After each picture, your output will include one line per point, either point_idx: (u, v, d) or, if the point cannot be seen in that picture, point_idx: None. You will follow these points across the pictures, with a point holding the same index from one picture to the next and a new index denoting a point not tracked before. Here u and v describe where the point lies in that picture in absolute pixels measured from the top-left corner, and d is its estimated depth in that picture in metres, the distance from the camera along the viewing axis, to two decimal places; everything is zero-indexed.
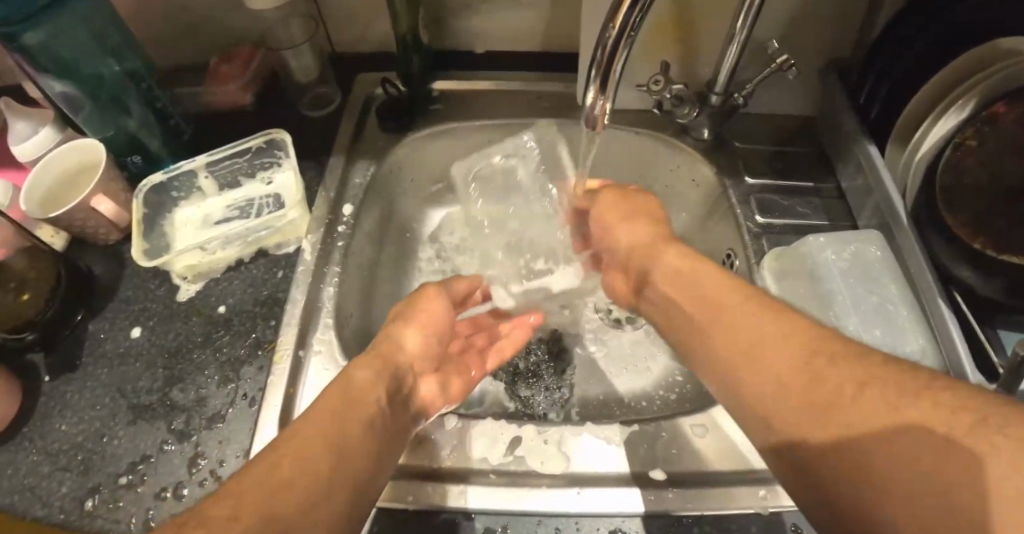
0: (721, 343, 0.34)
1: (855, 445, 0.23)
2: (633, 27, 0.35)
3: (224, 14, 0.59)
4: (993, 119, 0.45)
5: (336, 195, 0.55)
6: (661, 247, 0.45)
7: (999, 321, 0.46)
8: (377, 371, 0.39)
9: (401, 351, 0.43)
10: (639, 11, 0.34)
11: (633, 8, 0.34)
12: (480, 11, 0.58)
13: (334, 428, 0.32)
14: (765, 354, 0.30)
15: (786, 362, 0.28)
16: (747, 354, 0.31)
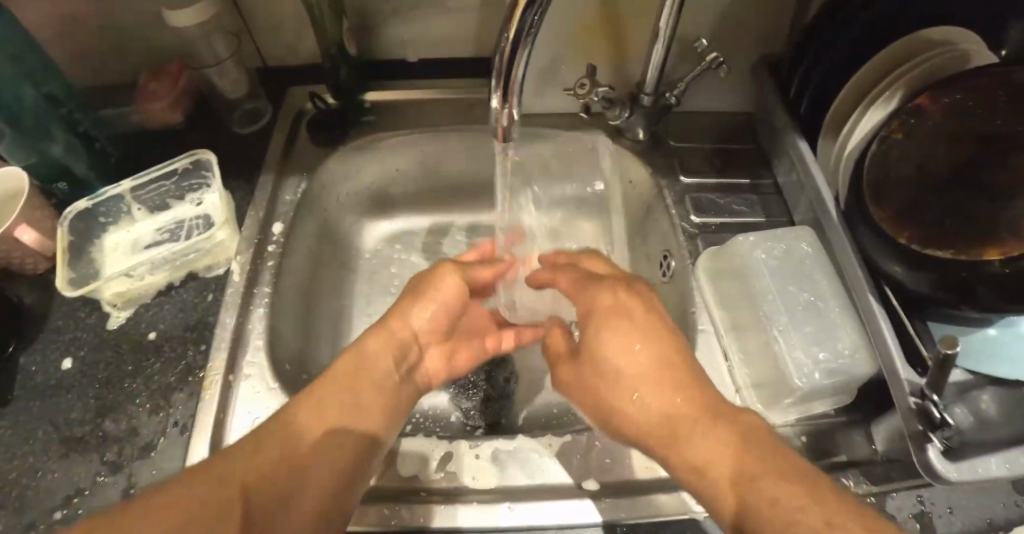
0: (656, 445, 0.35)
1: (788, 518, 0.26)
2: (532, 28, 0.34)
3: (146, 33, 0.58)
4: (918, 111, 0.45)
5: (266, 213, 0.54)
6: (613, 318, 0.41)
7: (930, 314, 0.46)
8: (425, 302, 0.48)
9: (407, 328, 0.46)
10: (537, 10, 0.33)
11: (530, 8, 0.32)
12: (407, 19, 0.57)
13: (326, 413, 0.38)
14: (698, 452, 0.32)
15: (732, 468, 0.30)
16: (709, 443, 0.32)
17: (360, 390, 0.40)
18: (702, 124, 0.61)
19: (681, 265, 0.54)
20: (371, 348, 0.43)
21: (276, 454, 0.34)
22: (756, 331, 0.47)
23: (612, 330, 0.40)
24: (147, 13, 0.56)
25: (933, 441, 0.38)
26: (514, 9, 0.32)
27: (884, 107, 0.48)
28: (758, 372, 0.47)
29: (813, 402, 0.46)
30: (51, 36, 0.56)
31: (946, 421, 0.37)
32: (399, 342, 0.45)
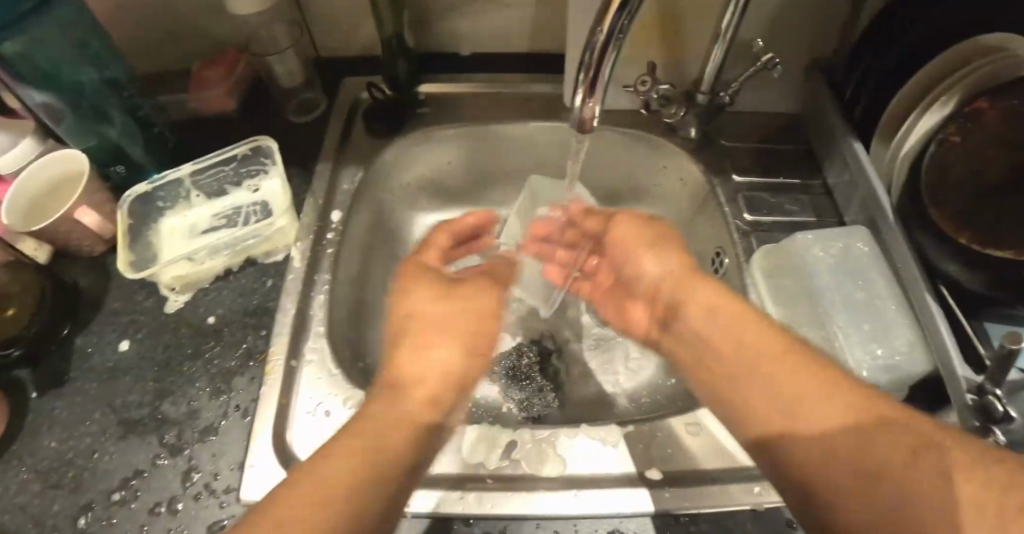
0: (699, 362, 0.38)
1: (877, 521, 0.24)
2: (621, 32, 0.35)
3: (205, 19, 0.58)
4: (975, 115, 0.46)
5: (324, 201, 0.54)
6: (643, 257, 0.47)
7: (986, 314, 0.46)
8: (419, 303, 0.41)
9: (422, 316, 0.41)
10: (626, 14, 0.34)
11: (621, 11, 0.34)
12: (467, 14, 0.58)
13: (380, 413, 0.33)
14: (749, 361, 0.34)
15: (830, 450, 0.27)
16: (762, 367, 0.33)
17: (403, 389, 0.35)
18: (752, 124, 0.62)
19: (735, 262, 0.55)
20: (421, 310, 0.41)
21: (354, 460, 0.29)
22: (814, 327, 0.49)
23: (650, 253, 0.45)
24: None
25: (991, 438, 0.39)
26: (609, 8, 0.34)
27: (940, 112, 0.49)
28: None
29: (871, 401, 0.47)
30: (112, 21, 0.57)
31: (1009, 416, 0.37)
32: (435, 370, 0.38)
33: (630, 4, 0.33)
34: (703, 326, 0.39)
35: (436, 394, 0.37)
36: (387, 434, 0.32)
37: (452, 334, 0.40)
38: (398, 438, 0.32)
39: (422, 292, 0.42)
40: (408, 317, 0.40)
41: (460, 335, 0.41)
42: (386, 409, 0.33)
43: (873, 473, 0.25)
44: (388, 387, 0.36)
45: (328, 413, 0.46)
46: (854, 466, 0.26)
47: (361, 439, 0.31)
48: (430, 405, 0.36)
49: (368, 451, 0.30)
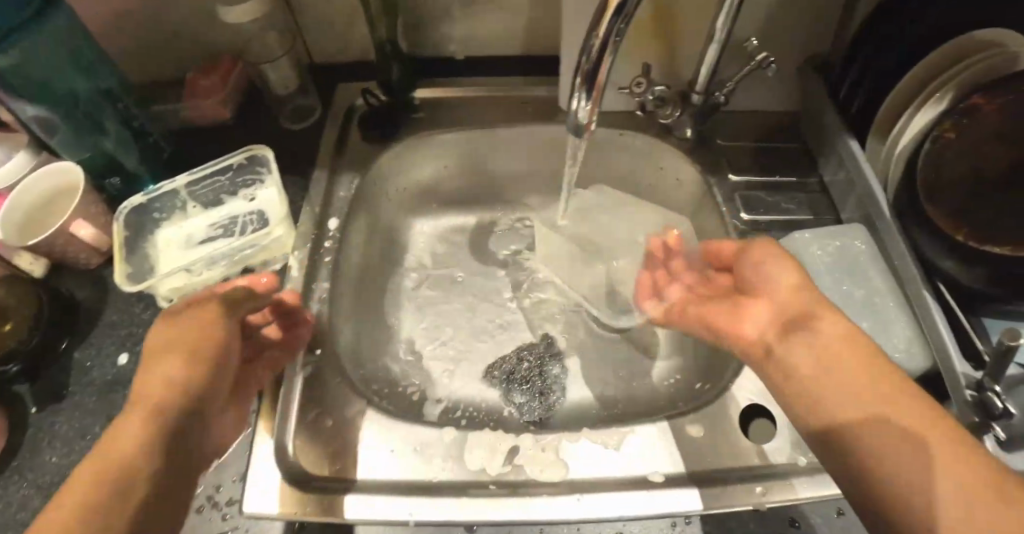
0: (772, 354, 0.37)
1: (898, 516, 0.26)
2: (617, 35, 0.35)
3: (198, 27, 0.58)
4: (971, 111, 0.46)
5: (321, 209, 0.54)
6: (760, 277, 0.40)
7: (982, 310, 0.47)
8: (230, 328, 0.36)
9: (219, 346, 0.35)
10: (624, 18, 0.34)
11: (618, 15, 0.34)
12: (461, 17, 0.57)
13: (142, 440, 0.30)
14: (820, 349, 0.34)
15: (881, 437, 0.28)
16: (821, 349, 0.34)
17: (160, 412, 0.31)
18: (749, 123, 0.62)
19: None
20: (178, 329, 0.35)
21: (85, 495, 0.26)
22: None
23: (771, 260, 0.39)
24: (199, 8, 0.56)
25: (991, 434, 0.40)
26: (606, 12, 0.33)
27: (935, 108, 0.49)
28: None
29: None
30: (103, 31, 0.56)
31: (1008, 412, 0.37)
32: (167, 384, 0.33)
33: (627, 8, 0.33)
34: (834, 345, 0.33)
35: (166, 405, 0.32)
36: (102, 488, 0.27)
37: (183, 349, 0.34)
38: (97, 481, 0.27)
39: (213, 335, 0.35)
40: (184, 336, 0.35)
41: (213, 341, 0.35)
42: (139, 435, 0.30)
43: (900, 451, 0.27)
44: (143, 423, 0.30)
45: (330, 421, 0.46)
46: (886, 436, 0.28)
47: (114, 470, 0.28)
48: (151, 420, 0.31)
49: (87, 501, 0.26)
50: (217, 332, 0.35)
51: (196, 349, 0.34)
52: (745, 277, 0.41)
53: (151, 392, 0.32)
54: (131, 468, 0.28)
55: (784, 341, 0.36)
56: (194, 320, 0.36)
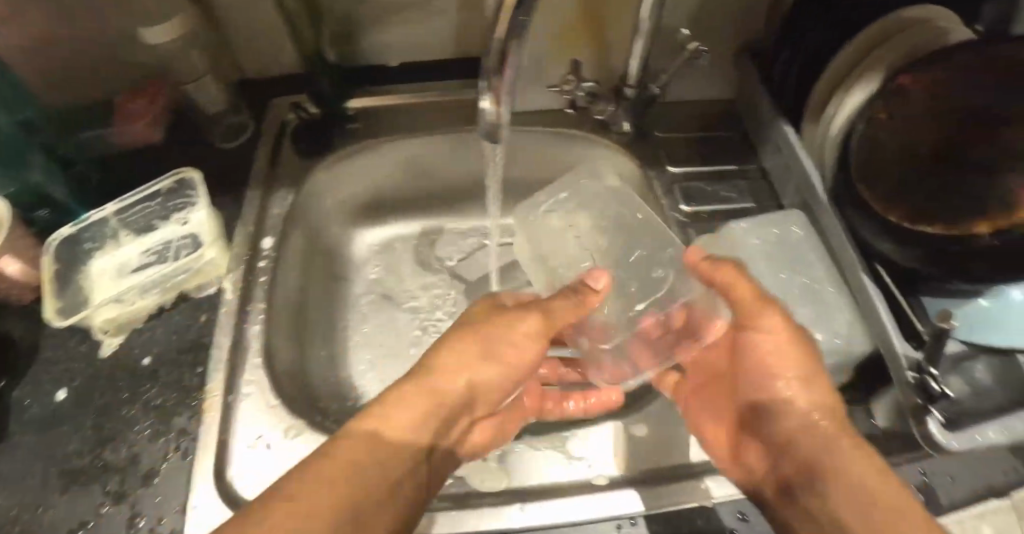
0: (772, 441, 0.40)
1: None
2: (519, 29, 0.33)
3: (121, 50, 0.57)
4: (900, 90, 0.46)
5: (255, 228, 0.53)
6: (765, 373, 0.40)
7: (924, 289, 0.47)
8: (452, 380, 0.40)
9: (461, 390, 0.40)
10: (525, 12, 0.32)
11: (518, 10, 0.32)
12: (387, 24, 0.56)
13: (358, 459, 0.32)
14: (798, 432, 0.37)
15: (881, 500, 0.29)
16: (799, 424, 0.38)
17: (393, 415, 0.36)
18: (687, 113, 0.61)
19: None
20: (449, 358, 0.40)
21: (340, 486, 0.30)
22: None
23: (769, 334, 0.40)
24: (119, 29, 0.55)
25: (928, 415, 0.40)
26: (504, 11, 0.32)
27: (866, 88, 0.49)
28: None
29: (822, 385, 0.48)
30: (21, 60, 0.55)
31: (946, 394, 0.38)
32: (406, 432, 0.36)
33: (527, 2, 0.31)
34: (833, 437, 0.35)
35: (409, 434, 0.36)
36: (350, 512, 0.29)
37: (429, 398, 0.38)
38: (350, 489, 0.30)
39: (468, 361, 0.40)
40: (424, 373, 0.39)
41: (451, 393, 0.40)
42: (365, 446, 0.34)
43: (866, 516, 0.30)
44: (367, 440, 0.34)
45: (269, 444, 0.45)
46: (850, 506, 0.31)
47: (371, 476, 0.32)
48: (379, 431, 0.35)
49: (340, 510, 0.29)
50: (542, 348, 0.42)
51: (488, 356, 0.41)
52: (747, 382, 0.43)
53: (393, 400, 0.37)
54: (370, 487, 0.31)
55: (795, 476, 0.36)
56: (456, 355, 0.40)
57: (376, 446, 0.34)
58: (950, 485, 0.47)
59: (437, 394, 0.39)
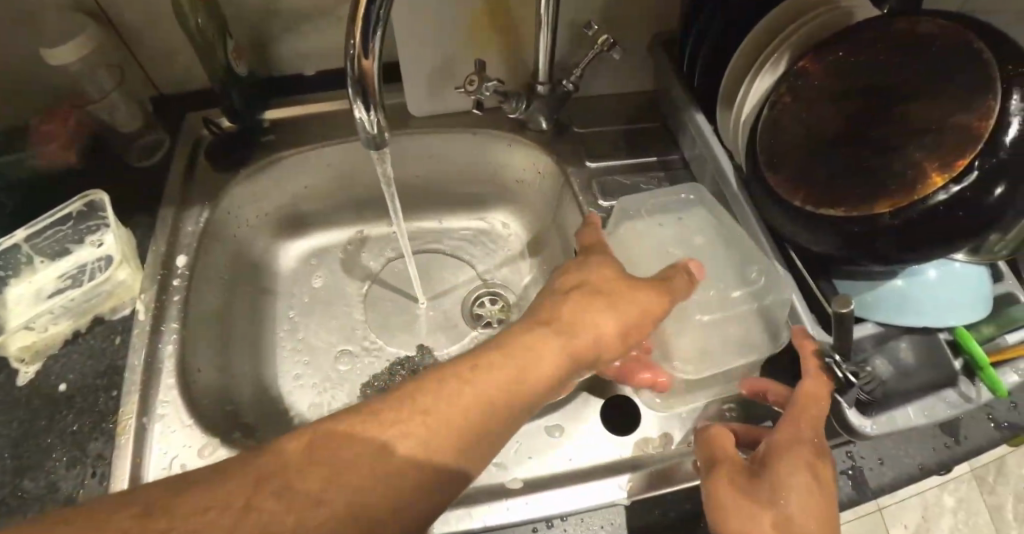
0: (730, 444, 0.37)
1: (760, 513, 0.31)
2: (380, 26, 0.32)
3: (29, 74, 0.56)
4: (802, 74, 0.46)
5: (168, 247, 0.53)
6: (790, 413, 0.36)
7: (834, 273, 0.47)
8: (590, 342, 0.34)
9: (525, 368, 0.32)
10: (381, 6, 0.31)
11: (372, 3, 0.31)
12: (295, 30, 0.57)
13: (474, 413, 0.29)
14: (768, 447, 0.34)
15: (804, 452, 0.33)
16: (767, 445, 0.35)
17: (511, 375, 0.31)
18: (607, 107, 0.61)
19: None
20: (587, 317, 0.35)
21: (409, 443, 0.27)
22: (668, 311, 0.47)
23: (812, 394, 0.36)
24: (26, 53, 0.55)
25: (842, 400, 0.40)
26: (358, 8, 0.31)
27: (773, 72, 0.48)
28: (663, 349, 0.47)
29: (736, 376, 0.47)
30: None
31: (849, 381, 0.39)
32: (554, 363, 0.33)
33: None
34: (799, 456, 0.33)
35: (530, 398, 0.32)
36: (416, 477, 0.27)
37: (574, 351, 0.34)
38: (470, 426, 0.29)
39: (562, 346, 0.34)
40: (572, 329, 0.34)
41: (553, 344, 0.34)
42: (478, 401, 0.30)
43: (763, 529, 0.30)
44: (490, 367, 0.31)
45: (183, 466, 0.45)
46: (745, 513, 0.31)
47: (470, 422, 0.29)
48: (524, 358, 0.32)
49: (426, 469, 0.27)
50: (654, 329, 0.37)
51: (627, 331, 0.36)
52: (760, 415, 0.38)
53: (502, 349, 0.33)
54: (510, 404, 0.31)
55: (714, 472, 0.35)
56: (574, 308, 0.36)
57: (498, 411, 0.30)
58: (879, 467, 0.47)
59: (574, 348, 0.34)
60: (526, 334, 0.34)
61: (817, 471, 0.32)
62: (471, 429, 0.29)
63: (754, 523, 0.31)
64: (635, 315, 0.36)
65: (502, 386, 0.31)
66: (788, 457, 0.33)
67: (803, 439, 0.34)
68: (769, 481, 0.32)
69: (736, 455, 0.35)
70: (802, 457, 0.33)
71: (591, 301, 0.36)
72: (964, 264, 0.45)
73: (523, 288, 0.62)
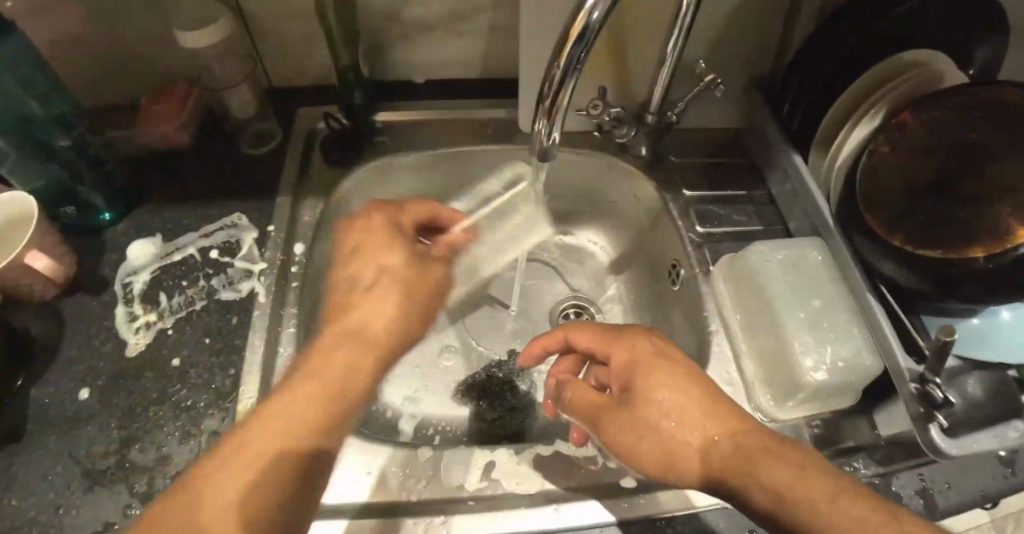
0: (586, 393, 0.42)
1: (655, 419, 0.37)
2: (581, 60, 0.35)
3: (155, 55, 0.58)
4: (901, 125, 0.50)
5: (285, 234, 0.55)
6: (609, 346, 0.43)
7: (922, 309, 0.51)
8: (623, 357, 0.41)
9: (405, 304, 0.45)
10: (584, 46, 0.35)
11: (578, 43, 0.34)
12: (420, 41, 0.60)
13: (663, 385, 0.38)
14: (624, 377, 0.41)
15: (642, 360, 0.40)
16: (623, 377, 0.41)
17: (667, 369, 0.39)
18: (697, 140, 0.67)
19: (689, 273, 0.58)
20: (611, 352, 0.42)
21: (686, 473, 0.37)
22: (771, 335, 0.51)
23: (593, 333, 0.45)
24: (159, 35, 0.57)
25: (933, 421, 0.43)
26: (567, 39, 0.34)
27: (870, 122, 0.53)
28: (766, 371, 0.51)
29: (828, 402, 0.51)
30: (56, 56, 0.55)
31: (946, 403, 0.41)
32: (635, 349, 0.41)
33: (588, 36, 0.34)
34: (660, 377, 0.38)
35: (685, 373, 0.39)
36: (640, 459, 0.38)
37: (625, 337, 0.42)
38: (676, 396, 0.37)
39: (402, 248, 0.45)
40: (624, 332, 0.43)
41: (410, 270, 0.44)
42: (673, 374, 0.38)
43: (667, 434, 0.37)
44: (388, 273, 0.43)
45: None
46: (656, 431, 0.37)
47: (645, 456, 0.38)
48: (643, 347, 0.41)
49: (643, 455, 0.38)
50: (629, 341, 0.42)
51: (616, 340, 0.43)
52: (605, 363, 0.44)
53: (619, 357, 0.42)
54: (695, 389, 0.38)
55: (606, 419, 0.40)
56: (595, 336, 0.45)
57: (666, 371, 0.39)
58: (947, 491, 0.49)
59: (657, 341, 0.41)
60: (610, 339, 0.43)
61: (661, 366, 0.39)
62: (683, 405, 0.37)
63: (650, 428, 0.37)
64: (631, 343, 0.41)
65: (645, 364, 0.39)
66: (639, 370, 0.39)
67: (635, 345, 0.41)
68: (633, 394, 0.39)
69: (599, 398, 0.41)
70: (643, 361, 0.40)
71: (607, 338, 0.43)
72: None
73: (607, 302, 0.67)
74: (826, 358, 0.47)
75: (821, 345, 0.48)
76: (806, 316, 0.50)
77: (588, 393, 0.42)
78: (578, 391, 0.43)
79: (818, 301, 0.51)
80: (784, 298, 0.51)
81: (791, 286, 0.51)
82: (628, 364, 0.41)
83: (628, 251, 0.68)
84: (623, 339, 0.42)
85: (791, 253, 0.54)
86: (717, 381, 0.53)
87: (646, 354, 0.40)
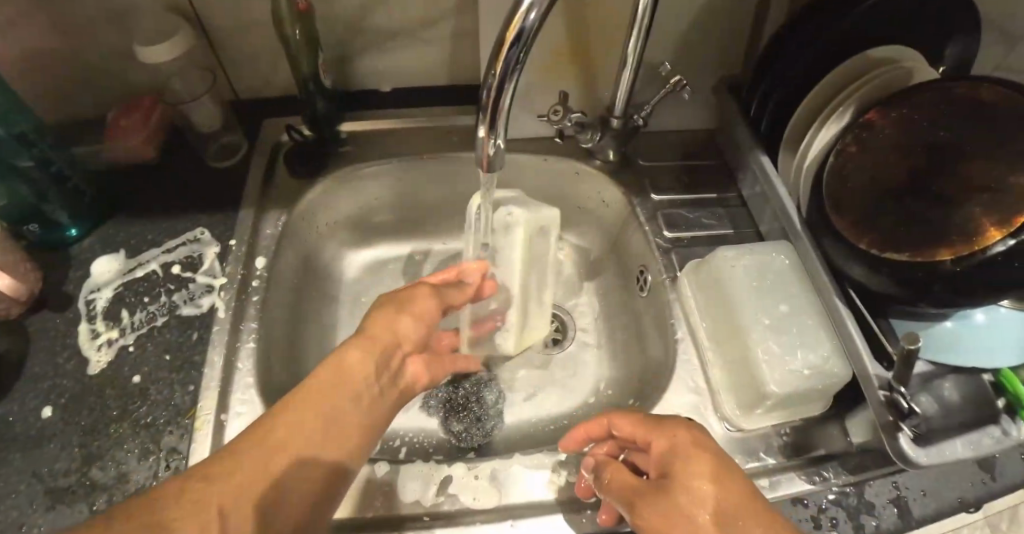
0: (617, 478, 0.38)
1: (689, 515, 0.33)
2: (519, 62, 0.34)
3: (119, 69, 0.58)
4: (868, 125, 0.49)
5: (248, 249, 0.55)
6: (646, 426, 0.40)
7: (891, 313, 0.50)
8: (661, 444, 0.38)
9: (392, 339, 0.43)
10: (522, 48, 0.33)
11: (515, 45, 0.33)
12: (382, 49, 0.59)
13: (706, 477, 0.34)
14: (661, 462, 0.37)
15: (682, 446, 0.36)
16: (659, 465, 0.37)
17: (705, 459, 0.35)
18: (668, 143, 0.66)
19: (658, 278, 0.58)
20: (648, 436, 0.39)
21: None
22: (737, 342, 0.49)
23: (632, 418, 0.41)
24: (120, 49, 0.56)
25: (902, 430, 0.41)
26: (503, 44, 0.33)
27: (838, 123, 0.52)
28: (733, 379, 0.50)
29: (797, 409, 0.50)
30: (19, 73, 0.55)
31: (913, 412, 0.40)
32: (676, 435, 0.37)
33: (525, 36, 0.33)
34: (699, 467, 0.35)
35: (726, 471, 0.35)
36: None
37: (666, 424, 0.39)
38: (715, 490, 0.34)
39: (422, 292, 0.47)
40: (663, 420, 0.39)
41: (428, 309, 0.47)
42: (712, 467, 0.35)
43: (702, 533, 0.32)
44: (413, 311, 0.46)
45: None
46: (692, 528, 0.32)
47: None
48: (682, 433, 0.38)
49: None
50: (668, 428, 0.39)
51: (658, 425, 0.39)
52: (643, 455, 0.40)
53: (659, 442, 0.38)
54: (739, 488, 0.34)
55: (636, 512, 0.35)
56: (635, 420, 0.41)
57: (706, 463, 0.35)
58: (923, 497, 0.48)
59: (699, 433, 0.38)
60: (647, 424, 0.40)
61: (702, 458, 0.35)
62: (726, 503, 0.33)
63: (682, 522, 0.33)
64: (669, 429, 0.38)
65: (687, 450, 0.36)
66: (678, 458, 0.36)
67: (676, 433, 0.37)
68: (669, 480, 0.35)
69: (635, 482, 0.37)
70: (684, 450, 0.36)
71: (648, 422, 0.40)
72: (1010, 309, 0.47)
73: (579, 311, 0.66)
74: (791, 365, 0.46)
75: (787, 352, 0.47)
76: (772, 322, 0.48)
77: (621, 480, 0.38)
78: (614, 478, 0.38)
79: (785, 307, 0.50)
80: (749, 305, 0.50)
81: (757, 292, 0.50)
82: (665, 449, 0.37)
83: (601, 257, 0.67)
84: (662, 426, 0.39)
85: (759, 258, 0.52)
86: (685, 389, 0.52)
87: (686, 443, 0.37)
